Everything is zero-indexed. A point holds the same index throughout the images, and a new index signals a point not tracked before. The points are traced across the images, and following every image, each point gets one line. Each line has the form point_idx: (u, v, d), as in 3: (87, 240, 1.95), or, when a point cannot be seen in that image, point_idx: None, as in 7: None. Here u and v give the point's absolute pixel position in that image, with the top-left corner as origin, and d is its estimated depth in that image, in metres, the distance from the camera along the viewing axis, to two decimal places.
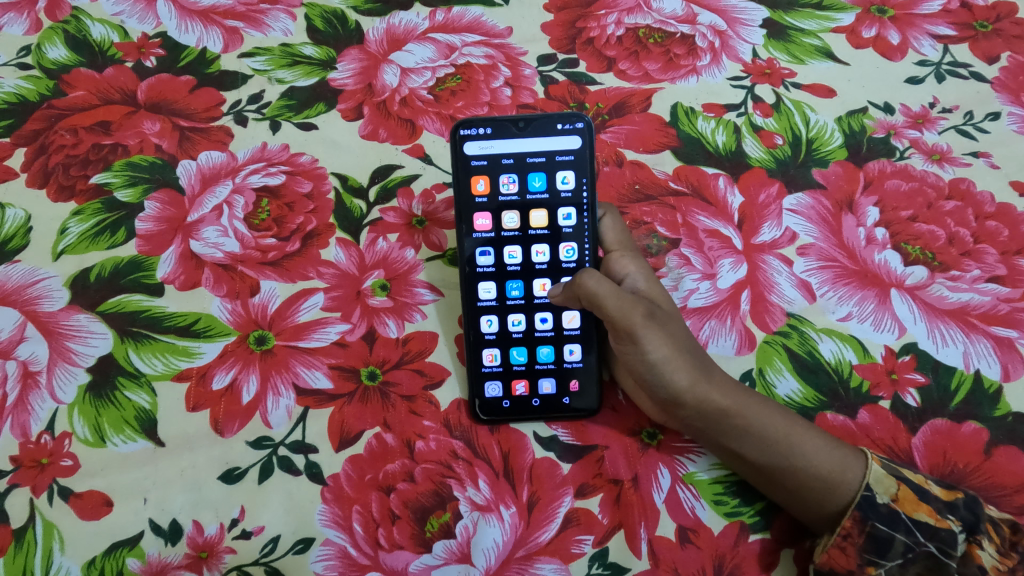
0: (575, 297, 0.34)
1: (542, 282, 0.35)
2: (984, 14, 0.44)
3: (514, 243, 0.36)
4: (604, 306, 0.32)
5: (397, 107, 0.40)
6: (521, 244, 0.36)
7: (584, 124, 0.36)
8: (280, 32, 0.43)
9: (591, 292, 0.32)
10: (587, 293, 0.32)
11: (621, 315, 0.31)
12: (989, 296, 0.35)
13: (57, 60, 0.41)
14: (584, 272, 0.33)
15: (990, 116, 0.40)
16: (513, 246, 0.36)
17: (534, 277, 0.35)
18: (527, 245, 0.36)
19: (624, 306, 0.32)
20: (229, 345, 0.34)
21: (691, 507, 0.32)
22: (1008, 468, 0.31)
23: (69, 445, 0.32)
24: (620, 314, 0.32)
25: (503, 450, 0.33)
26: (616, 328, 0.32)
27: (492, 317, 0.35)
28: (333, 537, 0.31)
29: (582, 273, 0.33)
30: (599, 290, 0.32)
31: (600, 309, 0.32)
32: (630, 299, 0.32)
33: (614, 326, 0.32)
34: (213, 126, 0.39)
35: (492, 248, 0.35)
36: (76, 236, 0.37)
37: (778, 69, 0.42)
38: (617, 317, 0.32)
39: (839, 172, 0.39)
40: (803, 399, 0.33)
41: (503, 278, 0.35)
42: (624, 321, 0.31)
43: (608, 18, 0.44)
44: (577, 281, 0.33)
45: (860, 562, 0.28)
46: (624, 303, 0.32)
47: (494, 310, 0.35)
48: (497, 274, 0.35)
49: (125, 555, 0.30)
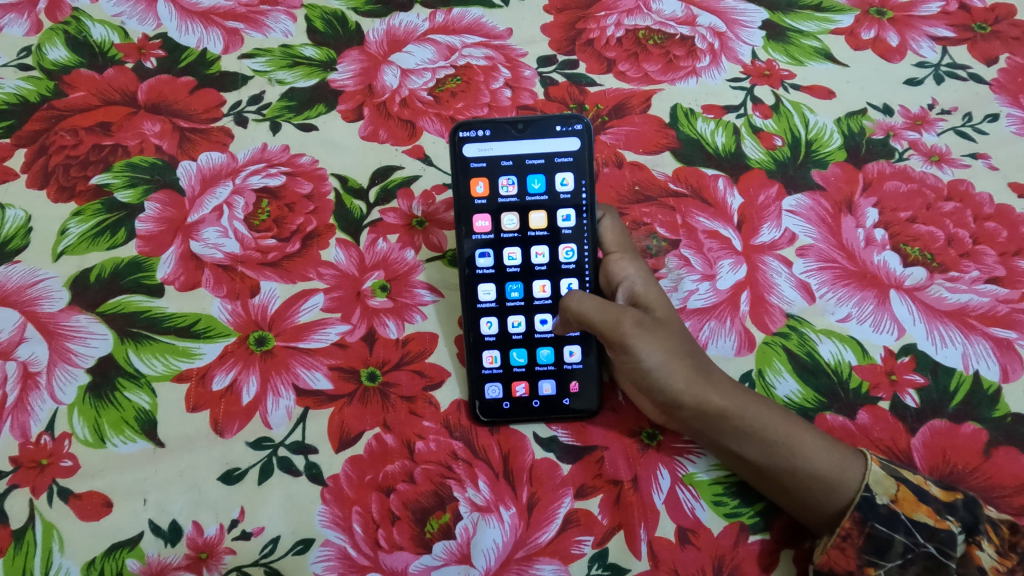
0: (567, 323, 0.34)
1: (542, 283, 0.35)
2: (983, 15, 0.44)
3: (514, 243, 0.36)
4: (592, 322, 0.32)
5: (398, 108, 0.40)
6: (520, 245, 0.36)
7: (583, 125, 0.36)
8: (281, 33, 0.43)
9: (576, 313, 0.33)
10: (574, 314, 0.33)
11: (609, 328, 0.32)
12: (988, 297, 0.35)
13: (59, 60, 0.41)
14: (569, 295, 0.33)
15: (990, 117, 0.40)
16: (513, 247, 0.36)
17: (534, 278, 0.35)
18: (527, 246, 0.36)
19: (611, 316, 0.32)
20: (229, 346, 0.34)
21: (691, 507, 0.32)
22: (1008, 468, 0.32)
23: (69, 445, 0.32)
24: (608, 327, 0.32)
25: (503, 450, 0.33)
26: (607, 338, 0.32)
27: (492, 317, 0.35)
28: (333, 537, 0.31)
29: (568, 296, 0.33)
30: (582, 308, 0.32)
31: (589, 325, 0.32)
32: (618, 309, 0.32)
33: (605, 339, 0.32)
34: (213, 127, 0.40)
35: (492, 249, 0.36)
36: (76, 236, 0.37)
37: (777, 70, 0.42)
38: (606, 330, 0.32)
39: (838, 173, 0.39)
40: (802, 399, 0.34)
41: (503, 279, 0.35)
42: (613, 332, 0.31)
43: (608, 19, 0.44)
44: (563, 304, 0.33)
45: (860, 562, 0.28)
46: (613, 314, 0.32)
47: (494, 311, 0.35)
48: (497, 275, 0.35)
49: (125, 556, 0.30)
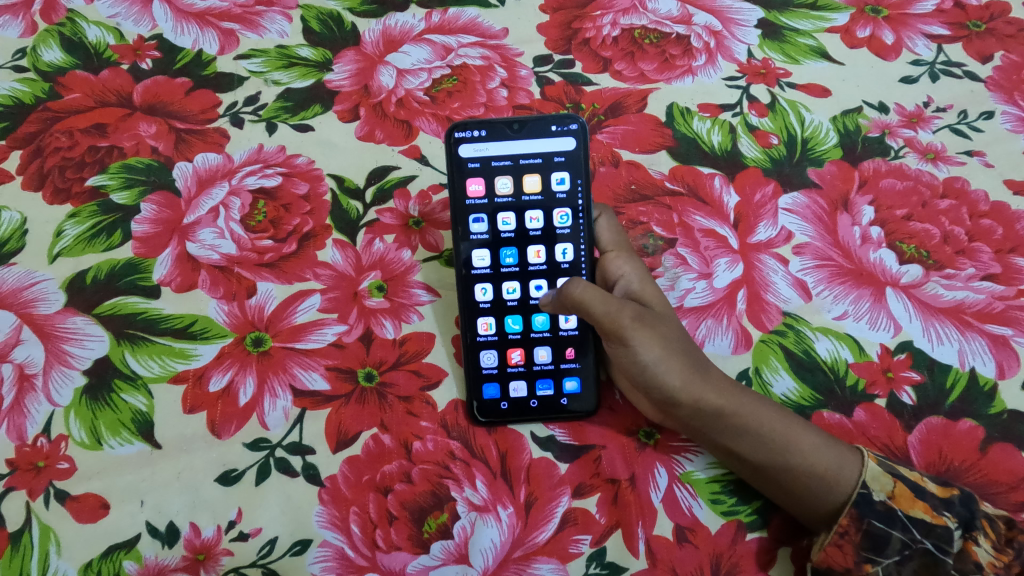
0: (562, 305, 0.33)
1: (537, 250, 0.36)
2: (977, 14, 0.44)
3: (509, 215, 0.36)
4: (593, 312, 0.32)
5: (393, 108, 0.40)
6: (516, 216, 0.36)
7: (579, 125, 0.36)
8: (277, 34, 0.43)
9: (578, 300, 0.32)
10: (574, 301, 0.32)
11: (609, 320, 0.31)
12: (983, 294, 0.35)
13: (53, 62, 0.41)
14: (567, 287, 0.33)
15: (984, 115, 0.40)
16: (507, 214, 0.36)
17: (528, 245, 0.36)
18: (523, 230, 0.36)
19: (611, 310, 0.32)
20: (226, 346, 0.34)
21: (689, 506, 0.32)
22: (1004, 464, 0.32)
23: (65, 447, 0.32)
24: (608, 319, 0.32)
25: (500, 450, 0.33)
26: (606, 332, 0.32)
27: (487, 285, 0.35)
28: (331, 538, 0.31)
29: (569, 282, 0.33)
30: (586, 297, 0.32)
31: (588, 315, 0.32)
32: (618, 302, 0.32)
33: (604, 333, 0.32)
34: (209, 128, 0.39)
35: (486, 216, 0.36)
36: (72, 238, 0.37)
37: (773, 69, 0.42)
38: (605, 322, 0.32)
39: (834, 170, 0.39)
40: (799, 397, 0.34)
41: (497, 246, 0.36)
42: (613, 324, 0.31)
43: (603, 19, 0.44)
44: (562, 292, 0.33)
45: (858, 559, 0.28)
46: (613, 306, 0.32)
47: (489, 277, 0.35)
48: (492, 242, 0.35)
49: (122, 558, 0.30)
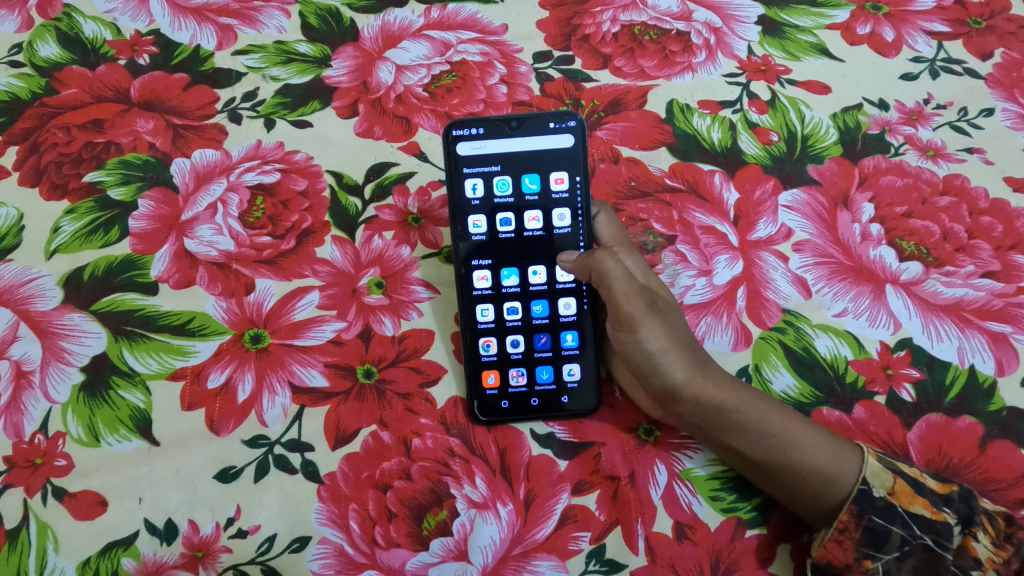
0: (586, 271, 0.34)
1: (539, 303, 0.35)
2: (978, 10, 0.44)
3: (508, 246, 0.35)
4: (612, 288, 0.32)
5: (392, 105, 0.40)
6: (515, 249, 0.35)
7: (577, 122, 0.36)
8: (275, 29, 0.42)
9: (604, 273, 0.32)
10: (601, 271, 0.33)
11: (626, 301, 0.31)
12: (984, 292, 0.35)
13: (49, 57, 0.41)
14: (604, 254, 0.33)
15: (985, 112, 0.40)
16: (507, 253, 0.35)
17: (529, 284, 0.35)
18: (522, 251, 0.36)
19: (631, 292, 0.32)
20: (224, 344, 0.34)
21: (688, 503, 0.32)
22: (1003, 461, 0.32)
23: (63, 444, 0.32)
24: (624, 300, 0.32)
25: (500, 447, 0.33)
26: (617, 313, 0.32)
27: (487, 319, 0.35)
28: (330, 535, 0.31)
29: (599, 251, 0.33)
30: (613, 271, 0.32)
31: (607, 289, 0.32)
32: (638, 288, 0.32)
33: (616, 312, 0.32)
34: (207, 124, 0.39)
35: (485, 255, 0.35)
36: (69, 235, 0.36)
37: (773, 66, 0.42)
38: (620, 303, 0.32)
39: (834, 168, 0.39)
40: (799, 394, 0.33)
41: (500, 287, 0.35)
42: (627, 308, 0.31)
43: (603, 15, 0.43)
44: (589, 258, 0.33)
45: (857, 555, 0.28)
46: (631, 291, 0.32)
47: (490, 305, 0.35)
48: (493, 273, 0.35)
49: (121, 555, 0.30)
